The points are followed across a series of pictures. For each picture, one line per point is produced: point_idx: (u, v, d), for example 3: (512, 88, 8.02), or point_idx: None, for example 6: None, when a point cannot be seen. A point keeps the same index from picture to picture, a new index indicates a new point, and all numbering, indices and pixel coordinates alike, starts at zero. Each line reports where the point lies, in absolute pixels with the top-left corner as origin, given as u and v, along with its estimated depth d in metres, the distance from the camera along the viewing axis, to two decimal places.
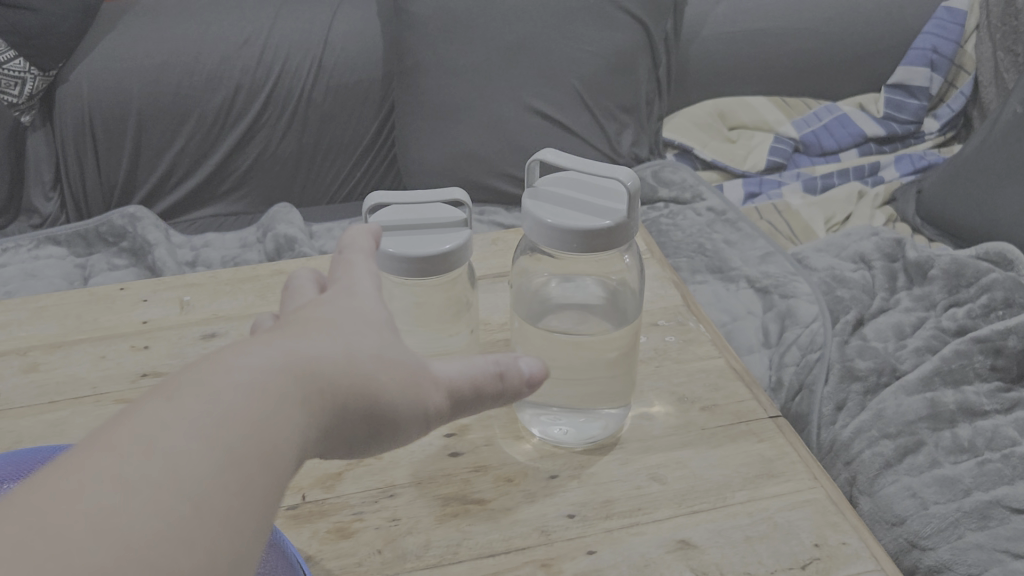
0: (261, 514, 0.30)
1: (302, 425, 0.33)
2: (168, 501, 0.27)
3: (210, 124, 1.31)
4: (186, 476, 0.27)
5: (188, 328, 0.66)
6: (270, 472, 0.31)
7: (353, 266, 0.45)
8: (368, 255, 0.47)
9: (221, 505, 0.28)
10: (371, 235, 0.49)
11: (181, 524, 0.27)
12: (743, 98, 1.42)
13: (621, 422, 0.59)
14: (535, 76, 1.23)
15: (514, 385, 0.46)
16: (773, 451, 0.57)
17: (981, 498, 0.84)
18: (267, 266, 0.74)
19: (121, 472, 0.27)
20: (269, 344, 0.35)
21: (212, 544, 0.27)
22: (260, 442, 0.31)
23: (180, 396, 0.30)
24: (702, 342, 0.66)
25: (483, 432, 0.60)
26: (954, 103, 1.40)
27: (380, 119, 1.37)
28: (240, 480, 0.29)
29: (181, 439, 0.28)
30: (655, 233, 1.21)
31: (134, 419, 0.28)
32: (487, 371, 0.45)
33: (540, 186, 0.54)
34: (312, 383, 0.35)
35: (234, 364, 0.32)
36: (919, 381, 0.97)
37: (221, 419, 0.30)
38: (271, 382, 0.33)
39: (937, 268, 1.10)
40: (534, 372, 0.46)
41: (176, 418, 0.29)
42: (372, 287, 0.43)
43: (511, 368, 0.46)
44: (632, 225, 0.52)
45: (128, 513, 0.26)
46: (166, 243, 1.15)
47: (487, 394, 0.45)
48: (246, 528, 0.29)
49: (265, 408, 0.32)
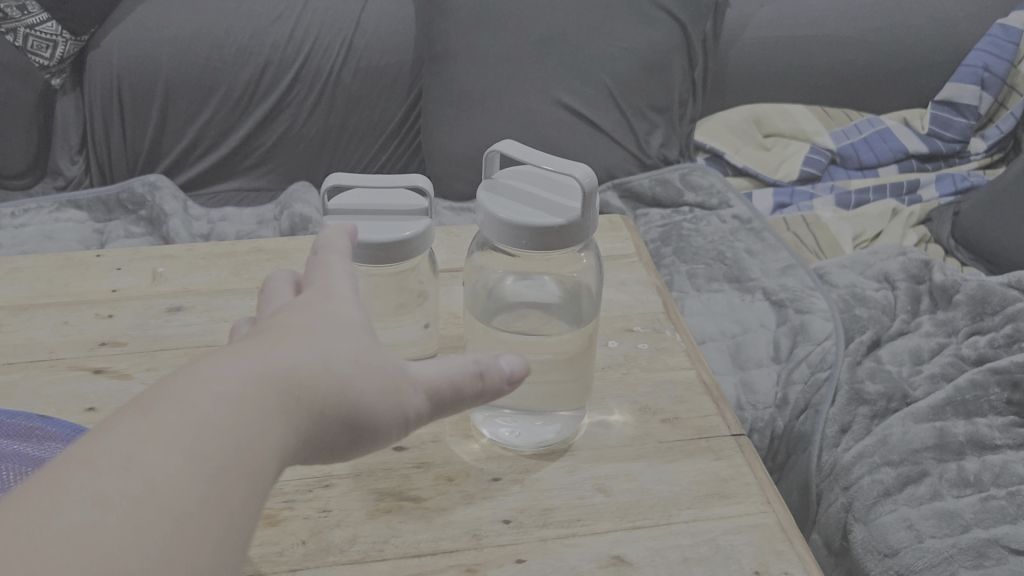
0: (242, 523, 0.30)
1: (282, 435, 0.33)
2: (149, 519, 0.27)
3: (236, 98, 1.32)
4: (166, 493, 0.28)
5: (155, 300, 0.65)
6: (250, 481, 0.31)
7: (331, 264, 0.44)
8: (343, 255, 0.45)
9: (203, 519, 0.28)
10: (348, 233, 0.48)
11: (164, 543, 0.27)
12: (783, 106, 1.39)
13: (575, 428, 0.57)
14: (565, 69, 1.20)
15: (494, 383, 0.43)
16: (729, 470, 0.55)
17: (979, 536, 0.81)
18: (247, 243, 0.73)
19: (101, 490, 0.27)
20: (247, 353, 0.35)
21: (193, 558, 0.28)
22: (239, 453, 0.31)
23: (156, 410, 0.30)
24: (675, 352, 0.64)
25: (431, 427, 0.58)
26: (1003, 123, 1.34)
27: (407, 103, 1.37)
28: (220, 494, 0.29)
29: (159, 454, 0.29)
30: (676, 238, 1.18)
31: (111, 434, 0.29)
32: (464, 371, 0.42)
33: (498, 178, 0.53)
34: (292, 390, 0.34)
35: (210, 374, 0.32)
36: (930, 409, 0.93)
37: (199, 434, 0.30)
38: (250, 393, 0.32)
39: (962, 293, 1.05)
40: (515, 370, 0.44)
41: (155, 434, 0.29)
42: (349, 289, 0.42)
43: (491, 367, 0.43)
44: (587, 225, 0.50)
45: (106, 532, 0.26)
46: (181, 215, 1.15)
47: (466, 395, 0.43)
48: (225, 541, 0.29)
49: (244, 419, 0.32)
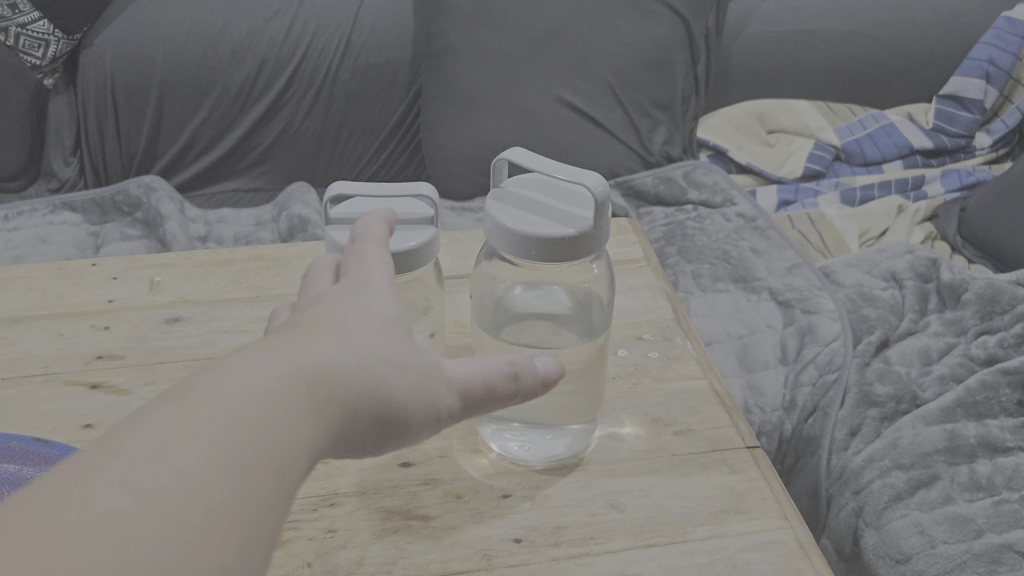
0: (273, 518, 0.30)
1: (314, 431, 0.33)
2: (179, 509, 0.27)
3: (232, 98, 1.30)
4: (197, 483, 0.28)
5: (152, 310, 0.64)
6: (280, 477, 0.31)
7: (366, 256, 0.43)
8: (381, 244, 0.45)
9: (232, 512, 0.28)
10: (385, 221, 0.48)
11: (194, 534, 0.27)
12: (786, 102, 1.37)
13: (586, 442, 0.56)
14: (566, 65, 1.19)
15: (528, 386, 0.42)
16: (744, 484, 0.53)
17: (993, 541, 0.80)
18: (246, 249, 0.71)
19: (131, 479, 0.27)
20: (279, 348, 0.35)
21: (222, 551, 0.27)
22: (270, 449, 0.31)
23: (189, 402, 0.30)
24: (687, 360, 0.62)
25: (438, 442, 0.56)
26: (1008, 118, 1.32)
27: (406, 102, 1.36)
28: (251, 488, 0.29)
29: (190, 446, 0.28)
30: (681, 237, 1.16)
31: (144, 424, 0.29)
32: (499, 371, 0.42)
33: (507, 186, 0.51)
34: (324, 386, 0.34)
35: (243, 369, 0.32)
36: (939, 411, 0.92)
37: (230, 427, 0.30)
38: (281, 388, 0.32)
39: (971, 291, 1.04)
40: (549, 371, 0.43)
41: (187, 425, 0.29)
42: (386, 280, 0.42)
43: (527, 367, 0.42)
44: (600, 234, 0.48)
45: (136, 520, 0.26)
46: (178, 217, 1.13)
47: (499, 395, 0.42)
48: (257, 536, 0.29)
49: (276, 414, 0.32)
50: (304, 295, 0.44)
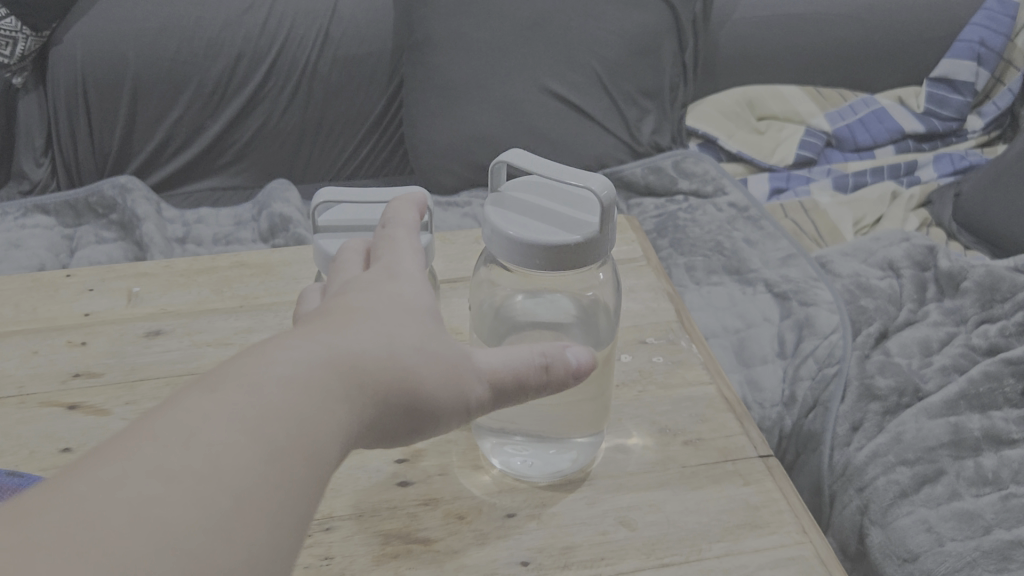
0: (302, 509, 0.29)
1: (344, 421, 0.33)
2: (209, 495, 0.26)
3: (209, 93, 1.27)
4: (227, 469, 0.27)
5: (131, 323, 0.61)
6: (311, 465, 0.30)
7: (397, 242, 0.44)
8: (411, 229, 0.45)
9: (262, 500, 0.28)
10: (415, 205, 0.47)
11: (224, 520, 0.26)
12: (775, 88, 1.35)
13: (592, 455, 0.53)
14: (552, 55, 1.16)
15: (560, 376, 0.41)
16: (759, 497, 0.51)
17: (1002, 538, 0.78)
18: (228, 256, 0.68)
19: (164, 463, 0.26)
20: (309, 338, 0.34)
21: (251, 539, 0.27)
22: (302, 437, 0.30)
23: (222, 389, 0.30)
24: (693, 365, 0.60)
25: (437, 459, 0.53)
26: (1000, 100, 1.31)
27: (388, 95, 1.33)
28: (280, 476, 0.29)
29: (220, 432, 0.28)
30: (672, 229, 1.14)
31: (175, 410, 0.28)
32: (529, 362, 0.41)
33: (506, 191, 0.48)
34: (355, 375, 0.34)
35: (274, 358, 0.32)
36: (943, 404, 0.90)
37: (261, 415, 0.29)
38: (314, 376, 0.32)
39: (970, 280, 1.02)
40: (582, 363, 0.42)
41: (219, 411, 0.29)
42: (416, 267, 0.42)
43: (559, 360, 0.41)
44: (607, 240, 0.45)
45: (166, 504, 0.25)
46: (155, 218, 1.10)
47: (529, 384, 0.41)
48: (286, 526, 0.28)
49: (307, 403, 0.31)
50: (332, 283, 0.44)
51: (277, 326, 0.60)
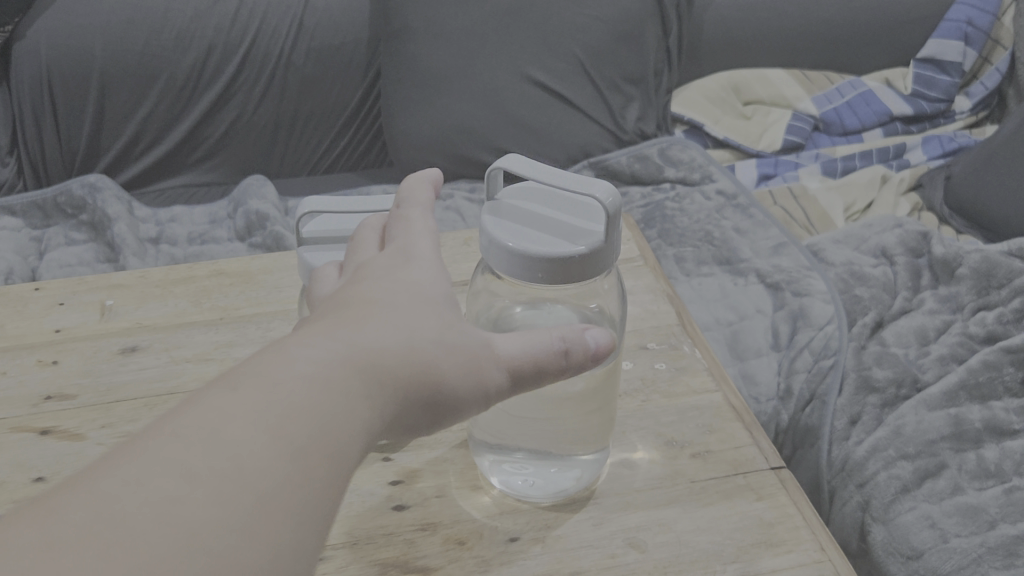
0: (325, 508, 0.29)
1: (366, 416, 0.32)
2: (232, 494, 0.27)
3: (180, 86, 1.23)
4: (250, 468, 0.27)
5: (105, 339, 0.57)
6: (334, 463, 0.30)
7: (411, 225, 0.42)
8: (425, 207, 0.44)
9: (287, 497, 0.28)
10: (429, 182, 0.46)
11: (247, 520, 0.26)
12: (760, 71, 1.32)
13: (597, 473, 0.50)
14: (534, 42, 1.13)
15: (577, 361, 0.38)
16: (773, 512, 0.48)
17: (1008, 533, 0.76)
18: (206, 264, 0.65)
19: (187, 463, 0.27)
20: (329, 333, 0.34)
21: (275, 536, 0.27)
22: (323, 437, 0.30)
23: (243, 387, 0.30)
24: (697, 371, 0.57)
25: (434, 480, 0.51)
26: (988, 80, 1.29)
27: (364, 86, 1.30)
28: (303, 474, 0.29)
29: (244, 432, 0.28)
30: (659, 220, 1.12)
31: (199, 410, 0.29)
32: (546, 347, 0.38)
33: (502, 199, 0.45)
34: (376, 370, 0.34)
35: (295, 356, 0.32)
36: (942, 395, 0.88)
37: (285, 415, 0.30)
38: (333, 374, 0.32)
39: (966, 266, 1.00)
40: (600, 345, 0.39)
41: (241, 412, 0.29)
42: (432, 248, 0.41)
43: (578, 345, 0.38)
44: (612, 249, 0.43)
45: (190, 503, 0.26)
46: (127, 218, 1.06)
47: (549, 374, 0.38)
48: (308, 523, 0.28)
49: (328, 401, 0.31)
50: (346, 265, 0.42)
51: (260, 340, 0.57)
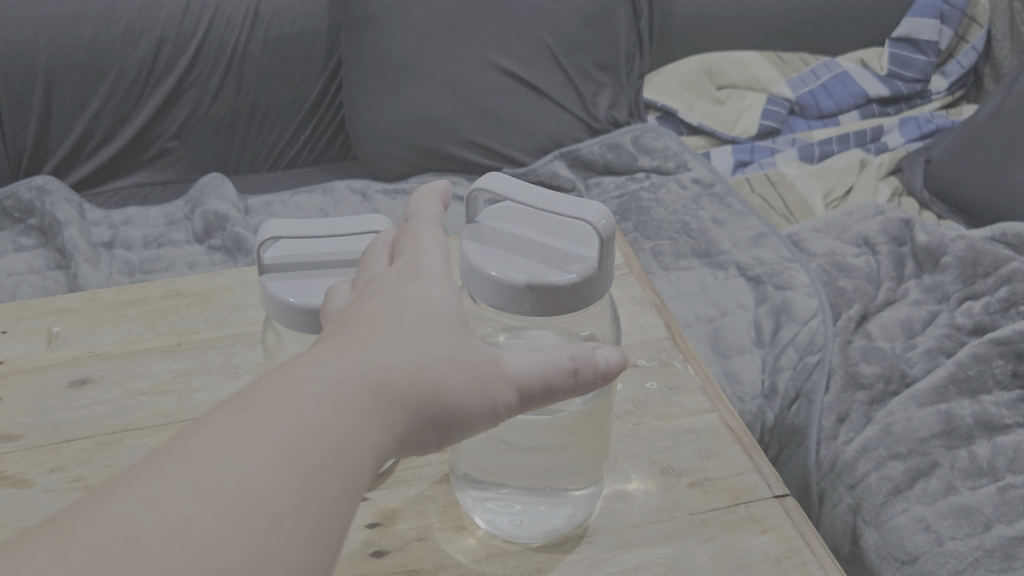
0: (335, 530, 0.27)
1: (375, 436, 0.29)
2: (244, 513, 0.25)
3: (130, 83, 1.18)
4: (262, 487, 0.25)
5: (54, 371, 0.53)
6: (346, 481, 0.28)
7: (422, 238, 0.38)
8: (435, 224, 0.39)
9: (298, 517, 0.26)
10: (439, 197, 0.41)
11: (258, 540, 0.24)
12: (733, 53, 1.29)
13: (590, 509, 0.47)
14: (501, 29, 1.10)
15: (587, 381, 0.35)
16: (780, 546, 0.45)
17: (1004, 534, 0.73)
18: (161, 284, 0.61)
19: (198, 483, 0.25)
20: (337, 352, 0.31)
21: (285, 556, 0.25)
22: (334, 455, 0.28)
23: (254, 406, 0.27)
24: (691, 390, 0.54)
25: (415, 522, 0.47)
26: (964, 59, 1.29)
27: (325, 77, 1.25)
28: (314, 494, 0.26)
29: (254, 450, 0.26)
30: (635, 212, 1.09)
31: (209, 428, 0.26)
32: (555, 366, 0.34)
33: (483, 222, 0.41)
34: (384, 391, 0.30)
35: (304, 373, 0.29)
36: (932, 391, 0.85)
37: (296, 433, 0.27)
38: (343, 393, 0.29)
39: (950, 254, 0.97)
40: (611, 364, 0.35)
41: (254, 430, 0.26)
42: (440, 261, 0.37)
43: (586, 364, 0.35)
44: (605, 276, 0.39)
45: (201, 524, 0.24)
46: (78, 221, 1.01)
47: (554, 393, 0.35)
48: (319, 543, 0.26)
49: (339, 421, 0.28)
50: (358, 281, 0.38)
51: (223, 368, 0.53)
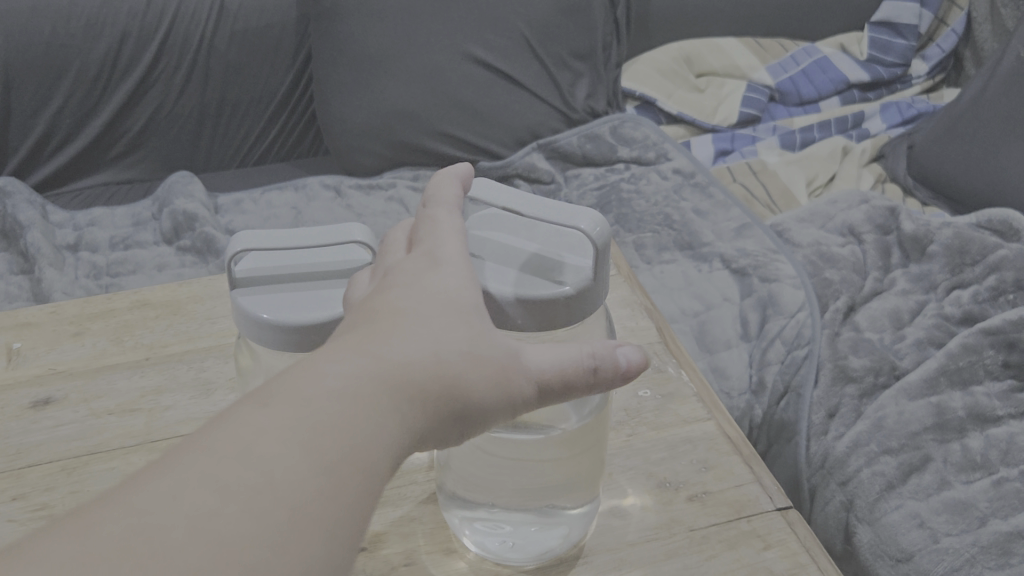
0: (358, 525, 0.26)
1: (398, 430, 0.28)
2: (264, 509, 0.24)
3: (92, 79, 1.15)
4: (283, 482, 0.24)
5: (14, 391, 0.50)
6: (368, 475, 0.26)
7: (438, 223, 0.35)
8: (453, 210, 0.36)
9: (320, 512, 0.25)
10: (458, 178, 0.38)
11: (278, 536, 0.24)
12: (711, 40, 1.27)
13: (585, 529, 0.44)
14: (474, 19, 1.08)
15: (608, 381, 0.32)
16: (785, 563, 0.43)
17: (1000, 529, 0.71)
18: (128, 295, 0.58)
19: (219, 478, 0.24)
20: (355, 347, 0.29)
21: (307, 553, 0.24)
22: (357, 449, 0.26)
23: (274, 401, 0.26)
24: (686, 398, 0.52)
25: (401, 546, 0.45)
26: (944, 42, 1.28)
27: (295, 70, 1.22)
28: (336, 488, 0.25)
29: (275, 446, 0.25)
30: (615, 204, 1.06)
31: (231, 424, 0.25)
32: (574, 364, 0.32)
33: (471, 230, 0.39)
34: (406, 386, 0.29)
35: (324, 368, 0.28)
36: (922, 382, 0.82)
37: (316, 428, 0.26)
38: (365, 388, 0.28)
39: (937, 243, 0.96)
40: (632, 363, 0.33)
41: (275, 425, 0.25)
42: (461, 247, 0.34)
43: (607, 360, 0.32)
44: (601, 286, 0.37)
45: (220, 520, 0.23)
46: (40, 224, 0.98)
47: (576, 388, 0.33)
48: (342, 540, 0.25)
49: (361, 415, 0.27)
50: (376, 271, 0.36)
51: (194, 384, 0.51)
